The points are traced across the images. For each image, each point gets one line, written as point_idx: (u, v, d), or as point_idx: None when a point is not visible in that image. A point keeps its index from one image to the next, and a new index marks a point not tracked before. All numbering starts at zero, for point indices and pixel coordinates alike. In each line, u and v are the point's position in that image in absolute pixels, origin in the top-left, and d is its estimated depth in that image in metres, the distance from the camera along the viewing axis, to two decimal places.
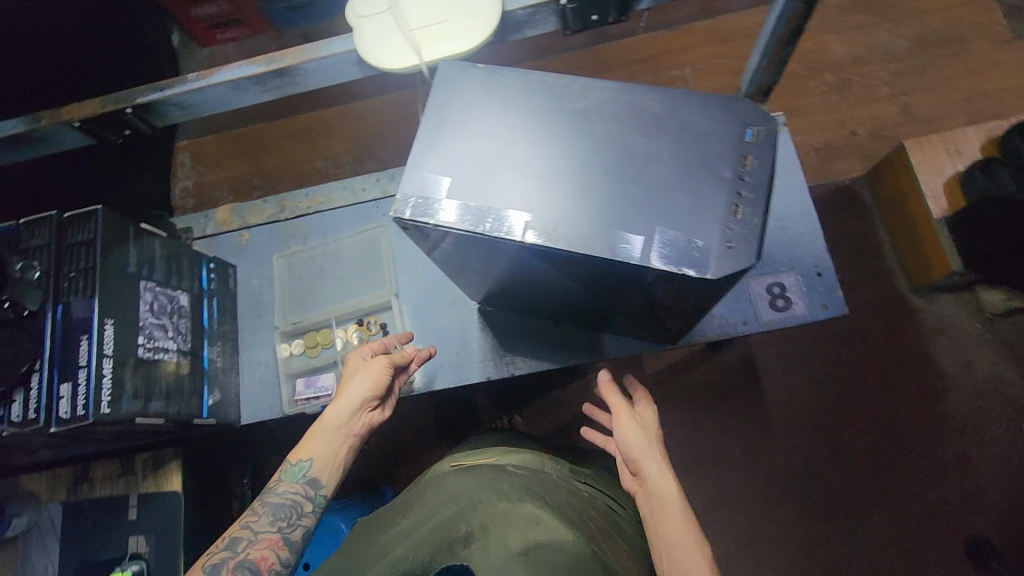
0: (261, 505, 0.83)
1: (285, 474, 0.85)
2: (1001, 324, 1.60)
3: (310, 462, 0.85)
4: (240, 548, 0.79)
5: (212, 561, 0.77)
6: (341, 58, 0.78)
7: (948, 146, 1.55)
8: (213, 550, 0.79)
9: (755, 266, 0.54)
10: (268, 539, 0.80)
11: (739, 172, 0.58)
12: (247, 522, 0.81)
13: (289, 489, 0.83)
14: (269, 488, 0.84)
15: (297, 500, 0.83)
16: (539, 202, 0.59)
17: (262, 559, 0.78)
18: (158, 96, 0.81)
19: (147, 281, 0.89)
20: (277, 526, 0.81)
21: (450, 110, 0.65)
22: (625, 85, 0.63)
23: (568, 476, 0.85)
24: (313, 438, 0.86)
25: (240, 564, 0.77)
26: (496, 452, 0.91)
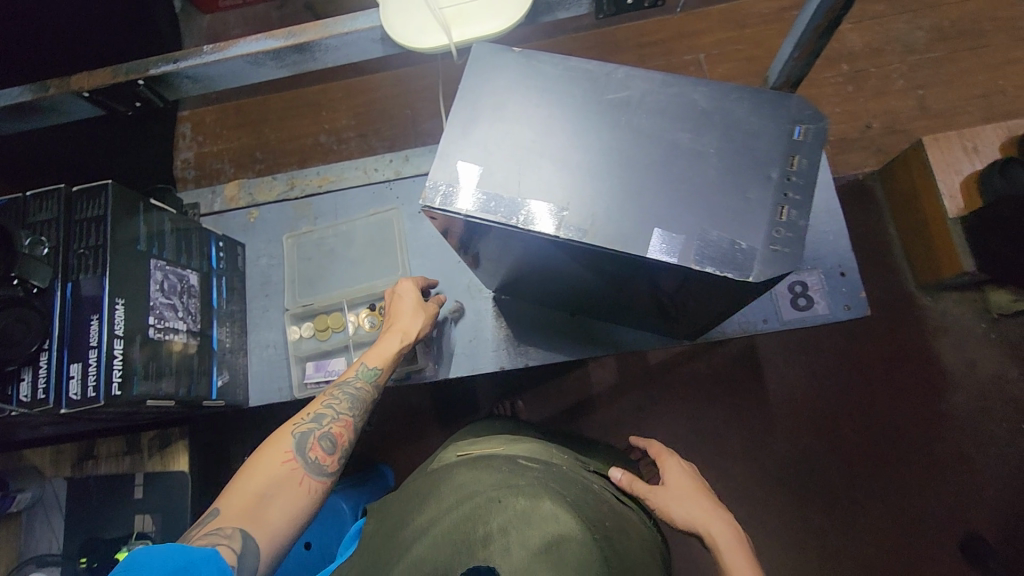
0: (337, 392, 0.84)
1: (357, 374, 0.87)
2: (1006, 325, 1.61)
3: (383, 371, 0.88)
4: (324, 421, 0.81)
5: (299, 428, 0.79)
6: (365, 35, 0.74)
7: (966, 143, 1.52)
8: (298, 420, 0.80)
9: (799, 272, 0.53)
10: (345, 421, 0.82)
11: (786, 172, 0.56)
12: (328, 403, 0.83)
13: (363, 386, 0.86)
14: (343, 380, 0.86)
15: (368, 398, 0.86)
16: (576, 197, 0.58)
17: (342, 436, 0.81)
18: (171, 68, 0.78)
19: (158, 260, 0.87)
20: (356, 412, 0.84)
21: (485, 95, 0.62)
22: (670, 76, 0.60)
23: (580, 467, 0.84)
24: (384, 350, 0.89)
25: (323, 436, 0.79)
26: (505, 440, 0.91)
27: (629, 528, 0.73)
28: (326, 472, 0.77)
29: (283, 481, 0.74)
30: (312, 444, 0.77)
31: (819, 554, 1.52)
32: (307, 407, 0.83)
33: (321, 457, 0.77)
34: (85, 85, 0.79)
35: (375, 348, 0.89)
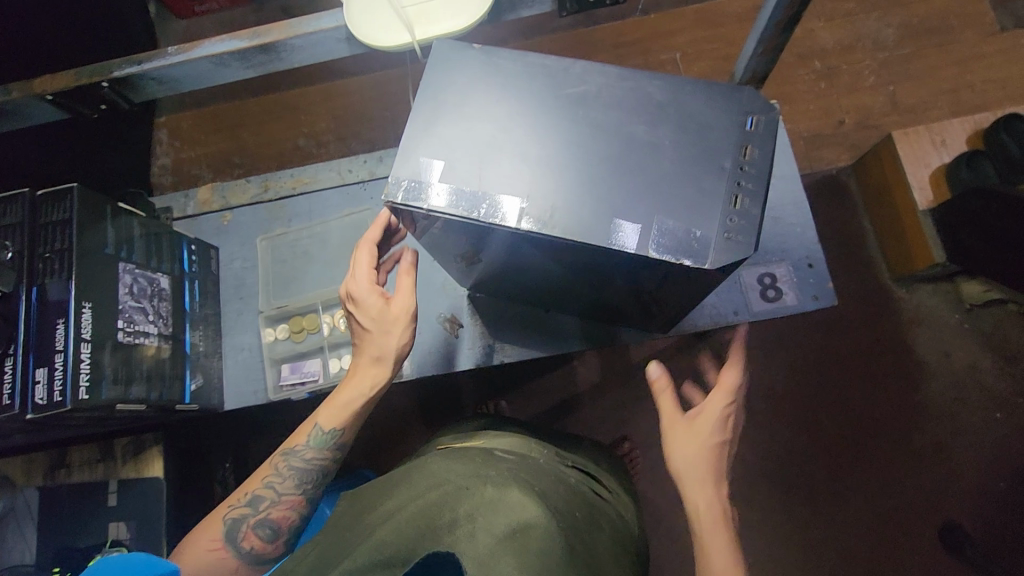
0: (284, 465, 0.84)
1: (307, 443, 0.84)
2: (978, 315, 1.64)
3: (336, 438, 0.84)
4: (262, 506, 0.82)
5: (235, 515, 0.82)
6: (330, 35, 0.75)
7: (934, 137, 1.56)
8: (236, 503, 0.82)
9: (753, 258, 0.54)
10: (289, 500, 0.84)
11: (739, 162, 0.58)
12: (270, 484, 0.83)
13: (312, 457, 0.84)
14: (292, 448, 0.84)
15: (317, 469, 0.85)
16: (536, 189, 0.58)
17: (282, 519, 0.83)
18: (136, 70, 0.77)
19: (127, 263, 0.86)
20: (300, 489, 0.84)
21: (447, 91, 0.63)
22: (627, 70, 0.61)
23: (556, 461, 0.85)
24: (334, 415, 0.84)
25: (260, 524, 0.82)
26: (484, 435, 0.91)
27: (600, 520, 0.73)
28: (265, 558, 0.81)
29: (220, 569, 0.80)
30: (246, 534, 0.81)
31: (800, 545, 1.54)
32: (251, 483, 0.84)
33: (259, 545, 0.82)
34: (49, 88, 0.78)
35: (330, 407, 0.84)
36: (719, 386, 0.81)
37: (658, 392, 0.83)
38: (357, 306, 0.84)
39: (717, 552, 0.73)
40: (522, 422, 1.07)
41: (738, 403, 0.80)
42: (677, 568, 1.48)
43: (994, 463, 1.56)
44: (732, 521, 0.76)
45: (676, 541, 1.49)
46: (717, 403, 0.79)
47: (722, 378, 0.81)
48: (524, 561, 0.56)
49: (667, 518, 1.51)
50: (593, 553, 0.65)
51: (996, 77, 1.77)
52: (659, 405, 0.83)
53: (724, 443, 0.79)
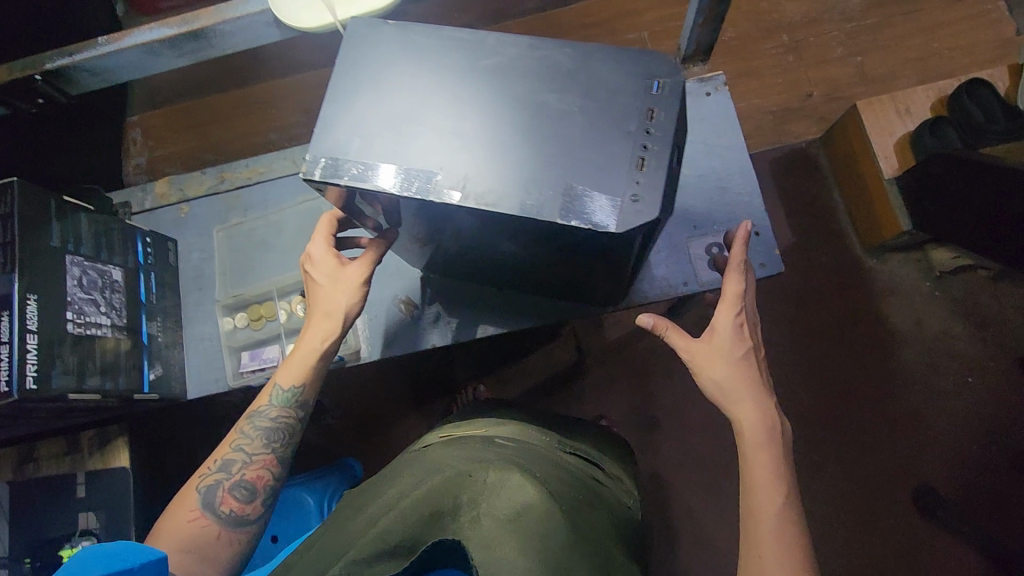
0: (250, 428, 0.86)
1: (270, 402, 0.86)
2: (950, 282, 1.65)
3: (300, 390, 0.86)
4: (235, 469, 0.84)
5: (208, 482, 0.82)
6: (257, 19, 0.75)
7: (899, 105, 1.56)
8: (208, 470, 0.84)
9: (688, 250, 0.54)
10: (261, 459, 0.85)
11: (646, 126, 0.56)
12: (239, 446, 0.85)
13: (277, 415, 0.86)
14: (256, 410, 0.86)
15: (284, 426, 0.86)
16: (448, 161, 0.59)
17: (257, 479, 0.84)
18: (67, 62, 0.77)
19: (75, 256, 0.87)
20: (270, 447, 0.86)
21: (363, 68, 0.63)
22: (537, 40, 0.61)
23: (554, 448, 0.88)
24: (295, 369, 0.86)
25: (235, 485, 0.83)
26: (487, 424, 0.92)
27: (595, 502, 0.75)
28: (245, 519, 0.82)
29: (199, 540, 0.79)
30: (222, 498, 0.82)
31: None
32: (219, 451, 0.86)
33: (237, 508, 0.82)
34: None
35: (292, 360, 0.87)
36: (725, 295, 0.79)
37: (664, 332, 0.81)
38: (313, 266, 0.87)
39: (762, 469, 0.74)
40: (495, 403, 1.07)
41: (747, 312, 0.79)
42: (658, 541, 1.49)
43: (968, 427, 1.58)
44: (780, 439, 0.76)
45: (655, 516, 1.51)
46: (726, 318, 0.78)
47: (726, 287, 0.80)
48: (526, 537, 0.59)
49: (649, 494, 1.52)
50: (597, 536, 0.67)
51: (962, 43, 1.78)
52: (671, 345, 0.81)
53: (748, 350, 0.79)
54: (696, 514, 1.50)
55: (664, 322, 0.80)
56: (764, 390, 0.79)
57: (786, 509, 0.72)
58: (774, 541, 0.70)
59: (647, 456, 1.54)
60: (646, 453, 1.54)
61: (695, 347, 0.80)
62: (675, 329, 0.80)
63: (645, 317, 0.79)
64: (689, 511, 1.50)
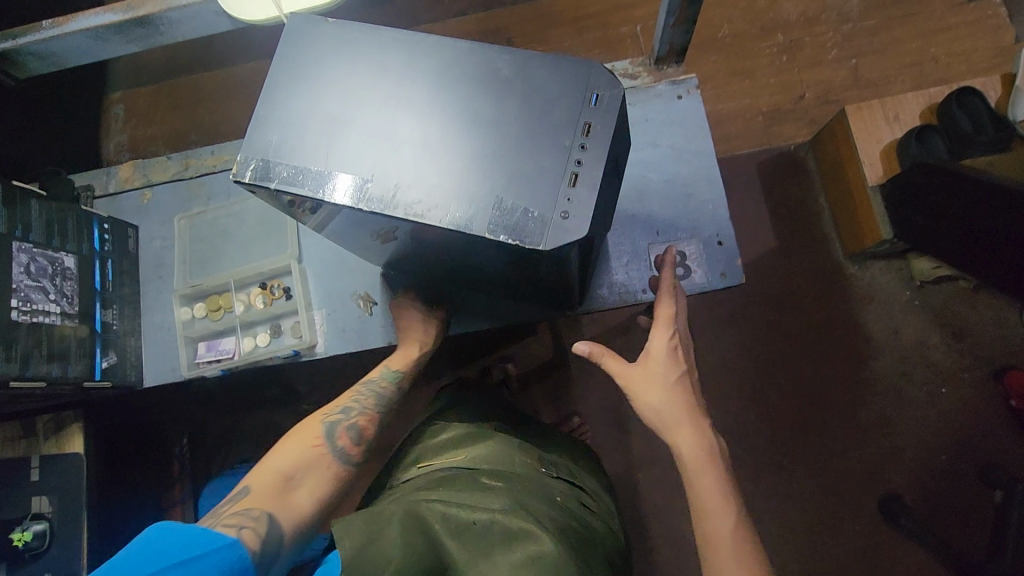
0: (363, 388, 0.94)
1: (381, 373, 0.96)
2: (929, 292, 1.64)
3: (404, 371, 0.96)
4: (352, 413, 0.90)
5: (328, 418, 0.88)
6: (205, 8, 0.73)
7: (888, 111, 1.54)
8: (328, 411, 0.90)
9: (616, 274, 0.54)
10: (369, 414, 0.91)
11: (582, 141, 0.55)
12: (354, 398, 0.92)
13: (386, 385, 0.95)
14: (370, 378, 0.96)
15: (389, 396, 0.94)
16: (379, 167, 0.57)
17: (366, 429, 0.89)
18: (10, 45, 0.75)
19: (23, 243, 0.88)
20: (378, 408, 0.92)
21: (299, 66, 0.61)
22: (477, 43, 0.59)
23: (541, 471, 0.84)
24: (401, 355, 0.96)
25: (350, 426, 0.88)
26: (465, 440, 0.90)
27: (591, 535, 0.75)
28: (348, 459, 0.86)
29: (314, 462, 0.83)
30: (339, 432, 0.87)
31: None
32: (335, 401, 0.92)
33: (347, 446, 0.86)
34: None
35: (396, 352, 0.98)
36: (659, 318, 0.81)
37: (601, 357, 0.81)
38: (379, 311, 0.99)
39: (710, 494, 0.74)
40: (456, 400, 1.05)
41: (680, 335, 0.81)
42: None
43: (938, 438, 1.58)
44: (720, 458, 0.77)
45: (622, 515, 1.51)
46: (661, 339, 0.80)
47: (659, 309, 0.82)
48: None
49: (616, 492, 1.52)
50: None
51: (960, 49, 1.74)
52: (609, 370, 0.82)
53: (682, 374, 0.80)
54: (664, 514, 1.50)
55: (597, 346, 0.81)
56: (701, 411, 0.80)
57: (740, 529, 0.72)
58: (734, 561, 0.70)
59: (617, 455, 1.54)
60: (616, 452, 1.54)
61: (630, 372, 0.80)
62: (612, 355, 0.81)
63: (581, 344, 0.81)
64: (655, 512, 1.50)
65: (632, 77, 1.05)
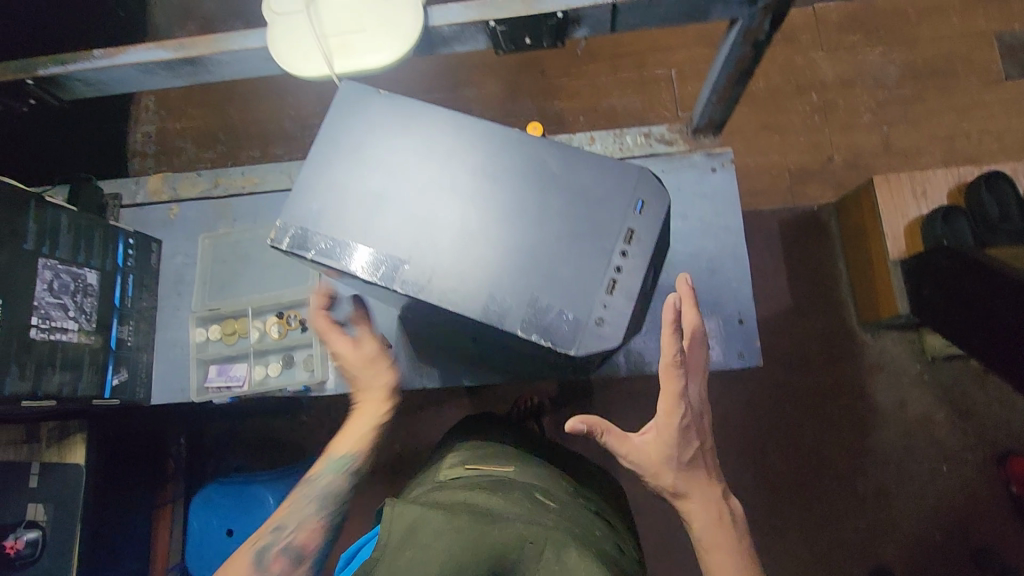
0: (311, 493, 0.83)
1: (329, 468, 0.84)
2: (941, 369, 1.62)
3: (355, 454, 0.85)
4: (286, 533, 0.79)
5: (260, 542, 0.79)
6: (255, 54, 0.74)
7: (916, 187, 1.51)
8: (260, 534, 0.80)
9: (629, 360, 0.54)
10: (311, 526, 0.81)
11: (624, 247, 0.55)
12: (291, 511, 0.82)
13: (332, 480, 0.84)
14: (313, 476, 0.85)
15: (338, 491, 0.83)
16: (415, 249, 0.57)
17: (307, 545, 0.79)
18: (59, 70, 0.75)
19: (48, 259, 0.88)
20: (322, 514, 0.82)
21: (346, 135, 0.61)
22: (525, 135, 0.59)
23: (577, 501, 0.83)
24: (352, 436, 0.85)
25: (285, 549, 0.78)
26: (510, 461, 0.88)
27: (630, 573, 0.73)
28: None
29: None
30: (273, 558, 0.77)
31: None
32: (271, 517, 0.82)
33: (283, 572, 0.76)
34: None
35: (346, 430, 0.87)
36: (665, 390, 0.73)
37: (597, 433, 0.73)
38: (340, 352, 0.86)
39: (720, 565, 0.75)
40: (481, 420, 1.03)
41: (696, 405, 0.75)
42: None
43: (935, 518, 1.56)
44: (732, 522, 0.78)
45: None
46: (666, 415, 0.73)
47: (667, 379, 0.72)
48: None
49: None
50: None
51: (993, 127, 1.73)
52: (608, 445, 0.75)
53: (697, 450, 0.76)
54: None
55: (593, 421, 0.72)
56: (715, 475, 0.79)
57: None
58: None
59: None
60: None
61: (636, 448, 0.76)
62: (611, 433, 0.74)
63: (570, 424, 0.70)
64: None
65: (668, 142, 1.05)
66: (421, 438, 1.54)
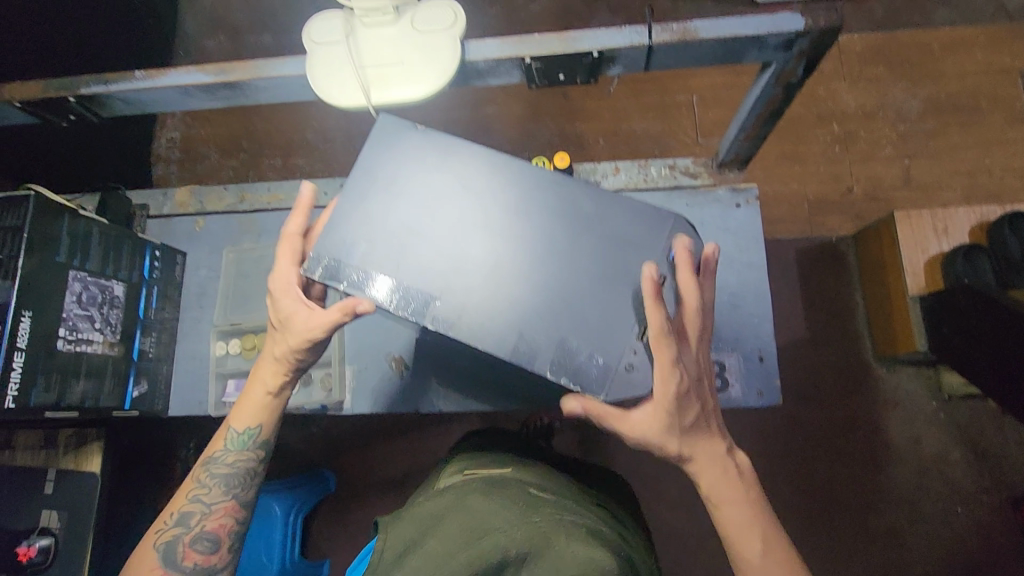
0: (206, 476, 0.83)
1: (226, 448, 0.84)
2: (958, 407, 1.60)
3: (256, 429, 0.84)
4: (194, 522, 0.82)
5: (166, 537, 0.80)
6: (293, 81, 0.75)
7: (937, 223, 1.49)
8: (164, 527, 0.81)
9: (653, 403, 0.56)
10: (220, 507, 0.83)
11: (656, 294, 0.57)
12: (196, 497, 0.83)
13: (234, 460, 0.84)
14: (211, 457, 0.84)
15: (244, 467, 0.84)
16: (450, 286, 0.58)
17: (221, 527, 0.83)
18: (102, 90, 0.77)
19: (79, 271, 0.89)
20: (230, 493, 0.84)
21: (382, 168, 0.62)
22: (562, 178, 0.61)
23: (579, 494, 0.84)
24: (251, 415, 0.84)
25: (196, 539, 0.81)
26: (511, 462, 0.89)
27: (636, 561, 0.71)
28: (212, 570, 0.81)
29: None
30: (184, 552, 0.80)
31: None
32: (174, 504, 0.83)
33: (200, 559, 0.81)
34: (16, 96, 0.78)
35: (241, 405, 0.84)
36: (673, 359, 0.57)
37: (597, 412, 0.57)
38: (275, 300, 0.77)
39: (733, 521, 0.71)
40: (491, 435, 1.04)
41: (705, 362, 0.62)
42: None
43: (948, 558, 1.53)
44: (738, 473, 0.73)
45: None
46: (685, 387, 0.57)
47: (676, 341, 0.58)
48: None
49: None
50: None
51: (1017, 165, 1.72)
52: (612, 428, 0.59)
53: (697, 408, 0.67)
54: None
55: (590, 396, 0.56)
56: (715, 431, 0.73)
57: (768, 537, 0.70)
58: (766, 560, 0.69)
59: None
60: None
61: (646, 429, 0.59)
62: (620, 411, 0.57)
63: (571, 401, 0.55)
64: None
65: (692, 176, 1.05)
66: (430, 454, 1.53)
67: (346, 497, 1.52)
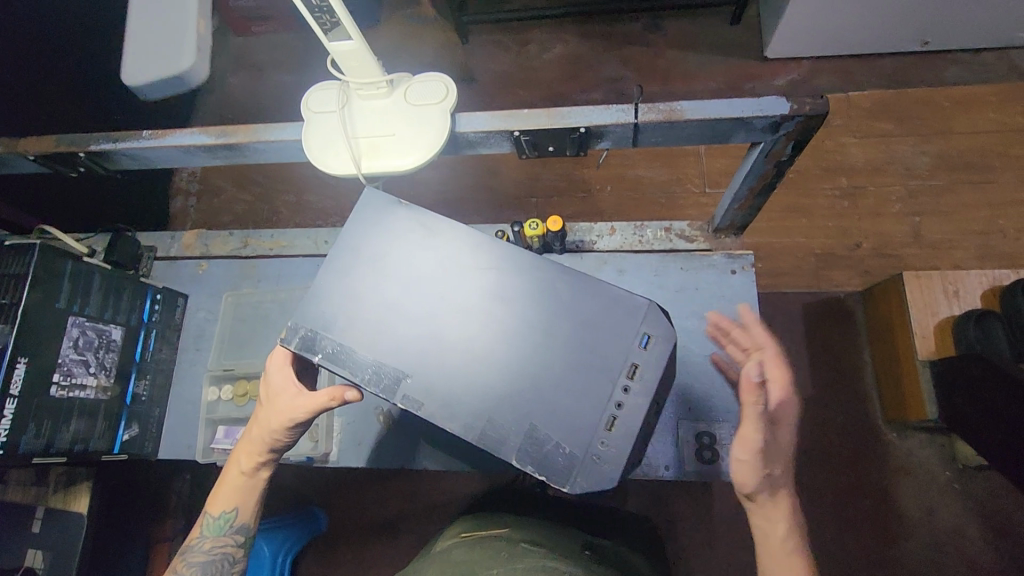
0: (185, 566, 0.84)
1: (202, 534, 0.85)
2: (973, 478, 1.54)
3: (234, 512, 0.85)
4: None
5: None
6: (291, 145, 0.77)
7: (948, 286, 1.45)
8: None
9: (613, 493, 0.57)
10: None
11: (626, 382, 0.59)
12: None
13: (212, 546, 0.84)
14: (190, 545, 0.85)
15: (223, 552, 0.84)
16: (424, 365, 0.61)
17: None
18: (110, 147, 0.80)
19: (78, 317, 0.91)
20: None
21: (368, 243, 0.65)
22: (540, 261, 0.63)
23: (577, 551, 0.82)
24: (225, 499, 0.85)
25: None
26: (506, 523, 0.89)
27: None
28: None
29: None
30: None
31: None
32: None
33: None
34: (31, 149, 0.82)
35: (217, 493, 0.86)
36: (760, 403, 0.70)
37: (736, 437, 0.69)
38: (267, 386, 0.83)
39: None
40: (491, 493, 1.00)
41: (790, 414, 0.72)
42: None
43: None
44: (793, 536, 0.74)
45: None
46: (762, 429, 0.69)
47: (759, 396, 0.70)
48: None
49: None
50: None
51: None
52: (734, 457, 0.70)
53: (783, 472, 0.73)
54: None
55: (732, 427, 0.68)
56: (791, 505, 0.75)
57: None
58: None
59: None
60: None
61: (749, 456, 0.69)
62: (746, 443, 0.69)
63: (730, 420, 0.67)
64: None
65: (689, 241, 1.05)
66: (421, 499, 1.51)
67: (334, 541, 1.50)
